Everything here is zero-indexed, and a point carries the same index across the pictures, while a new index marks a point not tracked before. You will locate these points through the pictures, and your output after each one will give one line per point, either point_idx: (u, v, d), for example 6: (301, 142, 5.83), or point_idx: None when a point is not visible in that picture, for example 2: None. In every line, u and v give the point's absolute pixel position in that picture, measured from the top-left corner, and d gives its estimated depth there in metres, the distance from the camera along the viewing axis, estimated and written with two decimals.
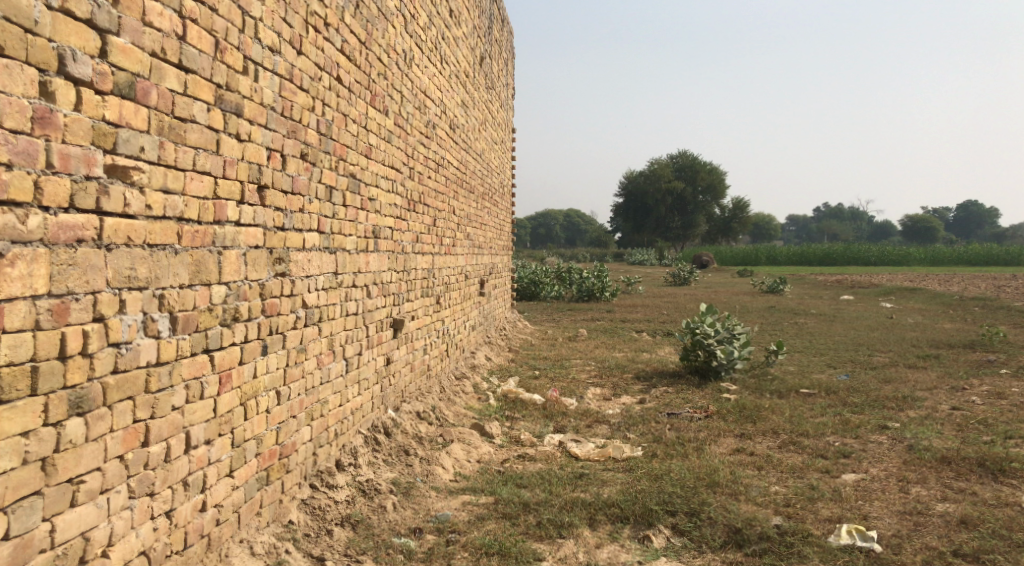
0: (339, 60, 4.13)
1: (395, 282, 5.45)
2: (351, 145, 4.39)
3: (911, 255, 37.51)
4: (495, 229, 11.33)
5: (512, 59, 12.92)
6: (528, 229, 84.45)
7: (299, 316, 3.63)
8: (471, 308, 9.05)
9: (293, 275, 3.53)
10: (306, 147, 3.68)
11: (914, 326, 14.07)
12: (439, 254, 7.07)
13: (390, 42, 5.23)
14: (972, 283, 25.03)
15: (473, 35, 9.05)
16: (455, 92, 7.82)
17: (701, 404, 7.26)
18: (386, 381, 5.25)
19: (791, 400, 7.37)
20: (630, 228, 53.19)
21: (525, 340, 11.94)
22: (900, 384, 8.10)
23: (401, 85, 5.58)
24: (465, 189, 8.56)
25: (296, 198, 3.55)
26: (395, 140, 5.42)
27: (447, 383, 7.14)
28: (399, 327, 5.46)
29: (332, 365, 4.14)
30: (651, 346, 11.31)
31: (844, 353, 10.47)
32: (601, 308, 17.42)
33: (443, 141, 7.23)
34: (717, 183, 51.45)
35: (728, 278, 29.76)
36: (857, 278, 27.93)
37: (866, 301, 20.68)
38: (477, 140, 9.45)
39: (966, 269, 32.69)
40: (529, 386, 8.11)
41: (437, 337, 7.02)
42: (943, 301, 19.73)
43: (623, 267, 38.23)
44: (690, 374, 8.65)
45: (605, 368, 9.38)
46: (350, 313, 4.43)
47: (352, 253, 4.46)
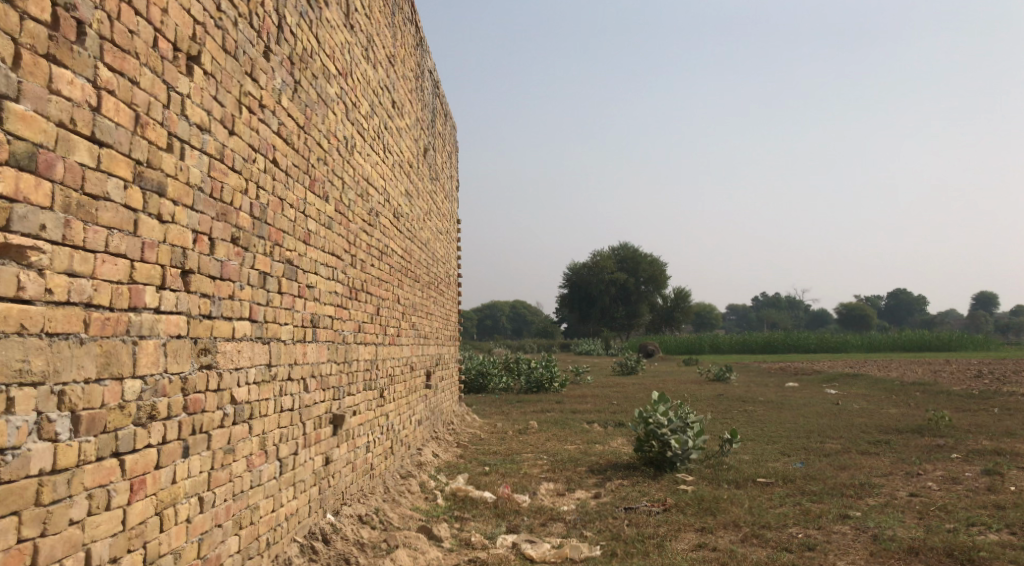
0: (274, 143, 4.00)
1: (334, 374, 5.16)
2: (288, 231, 4.21)
3: (849, 342, 38.52)
4: (442, 319, 11.13)
5: (456, 151, 13.08)
6: (475, 321, 84.31)
7: (226, 413, 3.32)
8: (418, 402, 8.72)
9: (219, 367, 3.25)
10: (238, 231, 3.47)
11: (860, 412, 14.16)
12: (383, 345, 6.80)
13: (331, 128, 5.15)
14: (910, 367, 25.71)
15: (417, 126, 9.12)
16: (399, 181, 7.77)
17: (658, 497, 7.01)
18: (325, 482, 4.87)
19: (748, 491, 7.16)
20: (576, 319, 53.53)
21: (473, 434, 11.55)
22: (856, 471, 8.00)
23: (342, 171, 5.46)
24: (410, 279, 8.40)
25: (225, 284, 3.32)
26: (336, 227, 5.25)
27: (391, 482, 6.73)
28: (339, 423, 5.13)
29: (264, 466, 3.79)
30: (603, 438, 11.04)
31: (796, 440, 10.38)
32: (550, 399, 17.15)
33: (387, 230, 7.11)
34: (660, 273, 52.51)
35: (674, 367, 29.91)
36: (800, 366, 28.38)
37: (811, 388, 20.85)
38: (422, 230, 9.37)
39: (902, 355, 33.65)
40: (478, 483, 7.72)
41: (381, 433, 6.66)
42: (886, 386, 20.05)
43: (570, 358, 38.14)
44: (644, 466, 8.39)
45: (557, 461, 9.05)
46: (284, 409, 4.11)
47: (287, 344, 4.19)
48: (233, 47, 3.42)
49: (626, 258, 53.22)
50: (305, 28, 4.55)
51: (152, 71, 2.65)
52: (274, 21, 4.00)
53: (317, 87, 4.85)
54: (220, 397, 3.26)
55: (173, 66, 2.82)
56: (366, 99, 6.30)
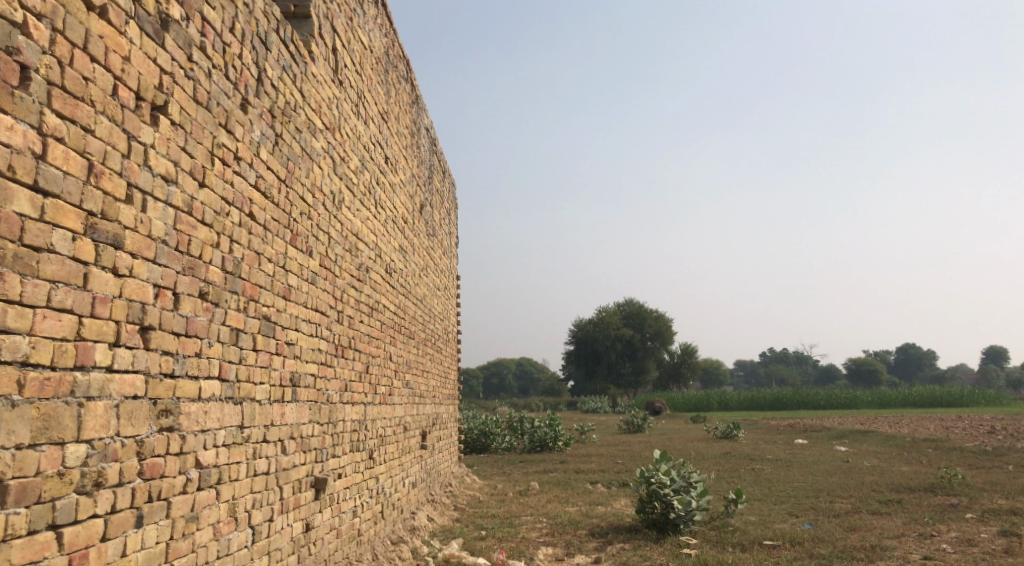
0: (252, 196, 3.93)
1: (317, 436, 4.96)
2: (266, 286, 4.10)
3: (858, 397, 37.91)
4: (439, 376, 10.92)
5: (455, 208, 13.08)
6: (479, 379, 83.66)
7: (190, 479, 3.11)
8: (411, 463, 8.47)
9: (182, 429, 3.06)
10: (207, 285, 3.35)
11: (871, 470, 13.75)
12: (373, 403, 6.62)
13: (316, 182, 5.10)
14: (922, 423, 25.18)
15: (413, 182, 9.11)
16: (392, 237, 7.71)
17: (660, 561, 6.70)
18: (305, 550, 4.62)
19: (754, 554, 6.84)
20: (582, 376, 53.01)
21: (472, 496, 11.21)
22: (866, 532, 7.66)
23: (328, 225, 5.39)
24: (404, 336, 8.24)
25: (191, 341, 3.18)
26: (320, 282, 5.15)
27: (380, 549, 6.44)
28: (321, 486, 4.90)
29: (235, 534, 3.56)
30: (606, 499, 10.68)
31: (805, 500, 10.01)
32: (553, 459, 16.76)
33: (378, 285, 7.01)
34: (665, 329, 52.17)
35: (681, 424, 29.37)
36: (809, 422, 27.84)
37: (821, 445, 20.37)
38: (417, 286, 9.28)
39: (914, 410, 33.05)
40: (473, 548, 7.40)
41: (370, 497, 6.40)
42: (897, 443, 19.58)
43: (575, 416, 37.56)
44: (647, 528, 8.06)
45: (557, 524, 8.72)
46: (258, 473, 3.90)
47: (263, 404, 4.02)
48: (205, 98, 3.38)
49: (630, 314, 52.99)
50: (288, 82, 4.54)
51: (110, 119, 2.60)
52: (253, 74, 3.97)
53: (302, 141, 4.82)
54: (183, 461, 3.06)
55: (135, 116, 2.77)
56: (356, 154, 6.28)
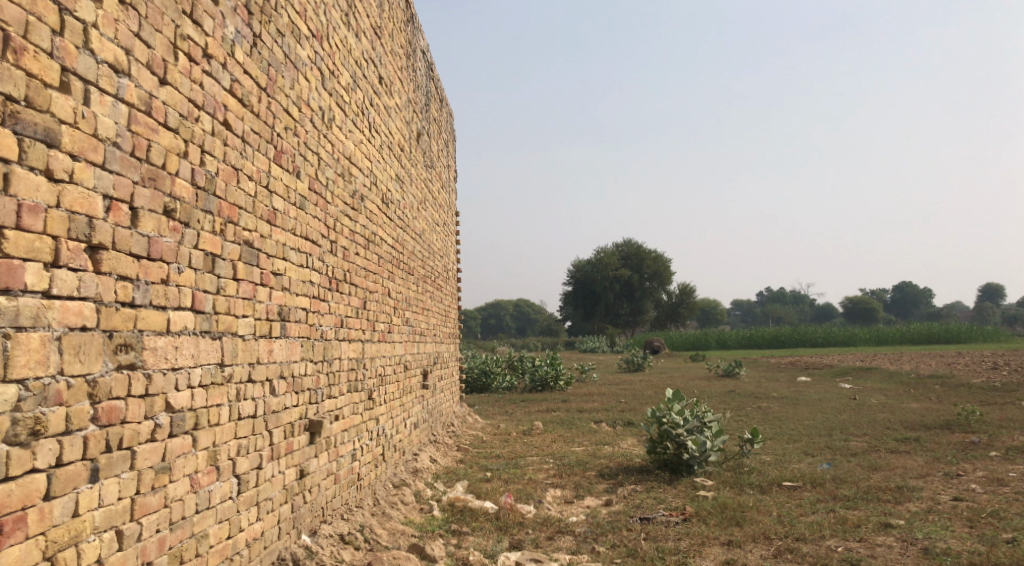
0: (226, 103, 3.40)
1: (310, 375, 4.54)
2: (246, 207, 3.60)
3: (857, 335, 37.81)
4: (439, 315, 10.52)
5: (452, 140, 12.45)
6: (478, 320, 83.72)
7: (159, 424, 2.68)
8: (413, 403, 8.11)
9: (146, 367, 2.61)
10: (173, 202, 2.85)
11: (880, 407, 13.51)
12: (371, 341, 6.20)
13: (302, 96, 4.56)
14: (923, 360, 25.08)
15: (409, 108, 8.52)
16: (388, 164, 7.17)
17: (676, 504, 6.38)
18: (299, 498, 4.25)
19: (773, 496, 6.53)
20: (581, 316, 52.91)
21: (475, 437, 10.93)
22: (888, 472, 7.37)
23: (317, 145, 4.86)
24: (402, 271, 7.78)
25: (155, 265, 2.70)
26: (310, 208, 4.66)
27: (381, 494, 6.12)
28: (316, 430, 4.51)
29: (216, 485, 3.15)
30: (613, 439, 10.39)
31: (818, 438, 9.73)
32: (556, 397, 16.53)
33: (375, 216, 6.53)
34: (664, 269, 51.74)
35: (681, 363, 29.25)
36: (809, 360, 27.70)
37: (824, 383, 20.20)
38: (416, 219, 8.77)
39: (915, 348, 32.95)
40: (478, 491, 7.08)
41: (370, 439, 6.04)
42: (902, 380, 19.36)
43: (575, 356, 37.40)
44: (659, 469, 7.77)
45: (563, 465, 8.42)
46: (242, 416, 3.49)
47: (246, 340, 3.58)
48: None
49: (629, 254, 52.50)
50: None
51: None
52: None
53: (285, 46, 4.25)
54: (150, 404, 2.62)
55: None
56: (347, 69, 5.70)
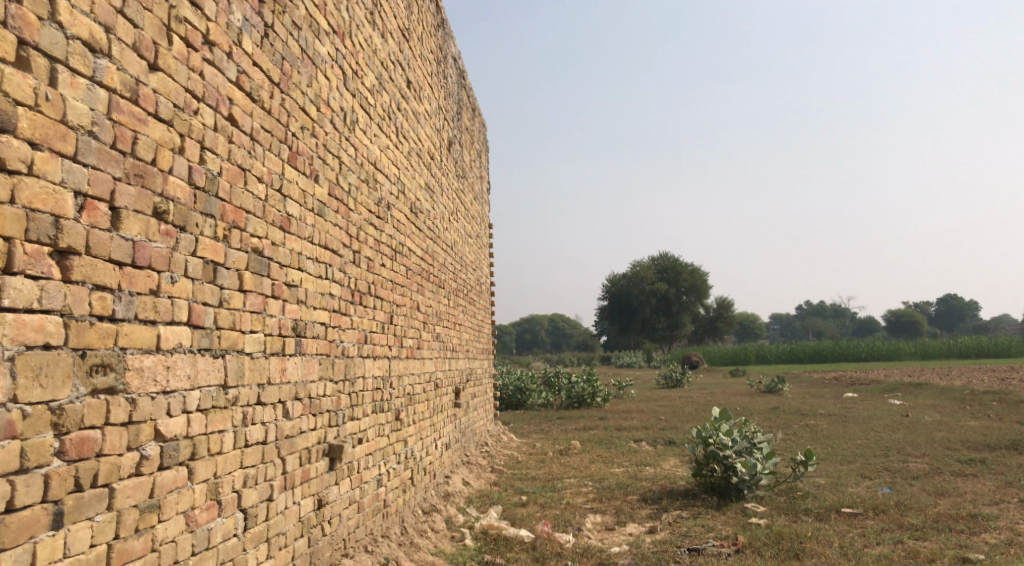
0: (232, 96, 3.09)
1: (330, 396, 4.19)
2: (255, 212, 3.28)
3: (902, 349, 36.53)
4: (472, 330, 10.17)
5: (484, 150, 12.12)
6: (513, 336, 83.28)
7: (145, 456, 2.33)
8: (444, 423, 7.74)
9: (130, 391, 2.27)
10: (165, 202, 2.52)
11: (937, 425, 12.76)
12: (398, 357, 5.87)
13: (321, 94, 4.24)
14: (975, 375, 23.99)
15: (440, 116, 8.22)
16: (417, 172, 6.87)
17: (727, 534, 5.89)
18: (317, 530, 3.89)
19: (833, 525, 6.00)
20: (616, 331, 52.18)
21: (510, 456, 10.51)
22: (957, 498, 6.77)
23: (338, 147, 4.55)
24: (432, 285, 7.44)
25: (143, 274, 2.37)
26: (330, 215, 4.33)
27: (410, 521, 5.75)
28: (336, 455, 4.15)
29: (218, 522, 2.80)
30: (654, 459, 9.89)
31: (874, 459, 9.12)
32: (593, 415, 16.04)
33: (403, 226, 6.21)
34: (700, 282, 50.81)
35: (721, 379, 28.46)
36: (855, 375, 26.71)
37: (873, 399, 19.35)
38: (447, 230, 8.44)
39: (965, 362, 31.68)
40: (513, 517, 6.65)
41: (397, 463, 5.68)
42: (956, 396, 18.46)
43: (611, 372, 36.68)
44: (706, 493, 7.28)
45: (603, 488, 7.95)
46: (250, 443, 3.14)
47: (255, 357, 3.23)
48: None
49: (665, 268, 51.71)
50: None
51: None
52: None
53: (301, 40, 3.95)
54: (135, 433, 2.28)
55: None
56: (372, 70, 5.40)
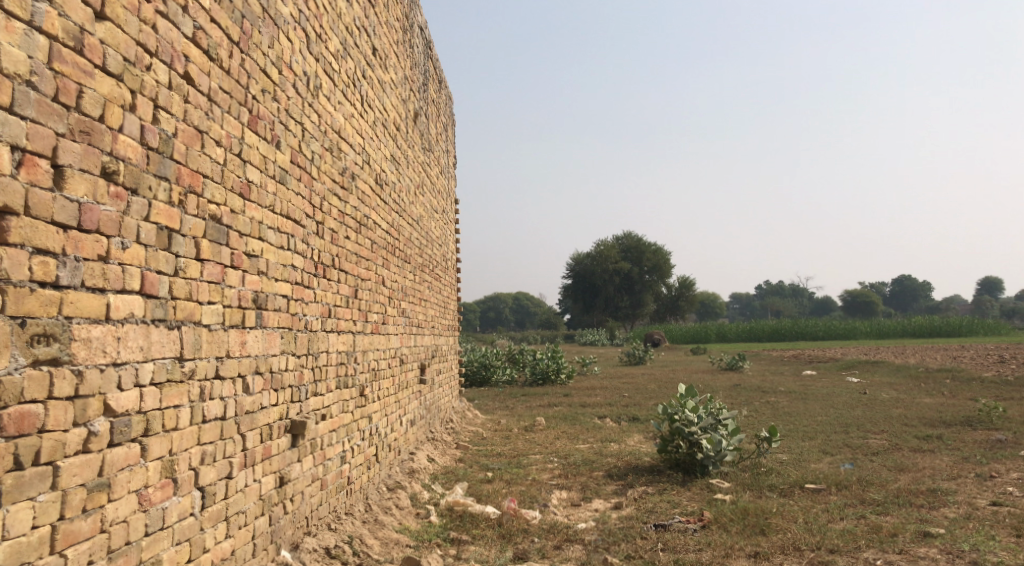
0: (188, 53, 2.90)
1: (292, 371, 4.06)
2: (212, 177, 3.11)
3: (859, 328, 37.33)
4: (438, 306, 10.04)
5: (451, 124, 11.92)
6: (477, 313, 83.23)
7: (94, 432, 2.20)
8: (409, 400, 7.63)
9: (76, 362, 2.13)
10: (116, 162, 2.34)
11: (893, 402, 13.04)
12: (363, 332, 5.73)
13: (283, 57, 4.05)
14: (928, 354, 24.61)
15: (406, 86, 8.02)
16: (382, 143, 6.69)
17: (693, 510, 5.91)
18: (279, 509, 3.78)
19: (796, 500, 6.06)
20: (580, 309, 52.43)
21: (475, 433, 10.47)
22: (916, 473, 6.89)
23: (301, 113, 4.36)
24: (398, 259, 7.30)
25: (91, 238, 2.21)
26: (292, 184, 4.17)
27: (374, 498, 5.66)
28: (298, 431, 4.03)
29: (173, 501, 2.67)
30: (619, 436, 9.93)
31: (834, 436, 9.27)
32: (557, 391, 16.06)
33: (368, 197, 6.05)
34: (664, 261, 51.23)
35: (683, 356, 28.78)
36: (813, 353, 27.21)
37: (830, 376, 19.76)
38: (413, 204, 8.28)
39: (918, 341, 32.48)
40: (479, 493, 6.60)
41: (361, 440, 5.56)
42: (911, 374, 18.89)
43: (575, 349, 36.84)
44: (671, 469, 7.32)
45: (569, 464, 7.95)
46: (207, 418, 3.00)
47: (213, 330, 3.08)
48: None
49: (630, 246, 51.99)
50: None
51: None
52: None
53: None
54: (82, 408, 2.14)
55: None
56: (336, 34, 5.20)
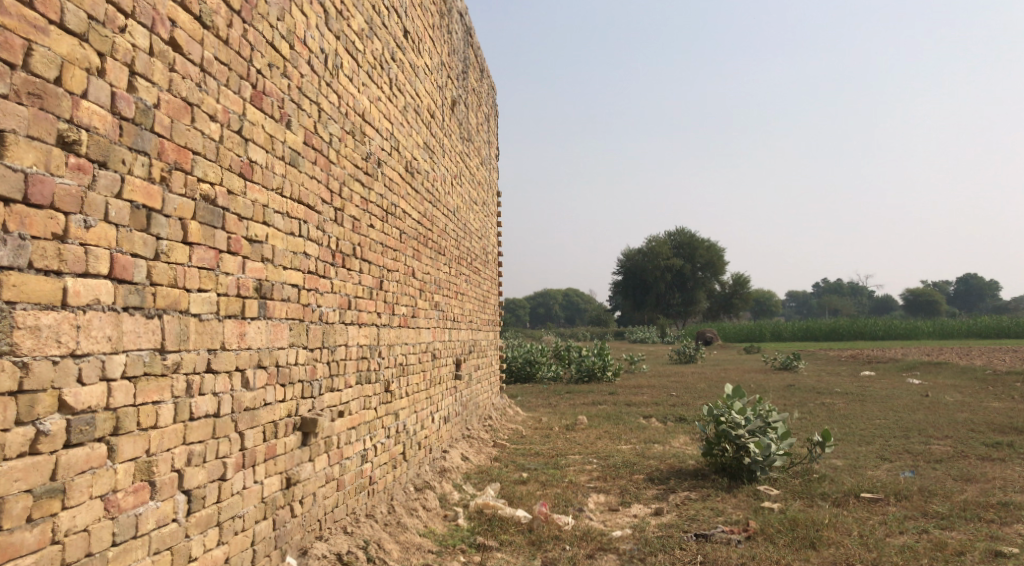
0: (174, 17, 2.67)
1: (302, 365, 3.82)
2: (205, 154, 2.87)
3: (921, 328, 35.84)
4: (477, 300, 9.78)
5: (493, 115, 11.65)
6: (526, 309, 83.00)
7: (43, 432, 2.02)
8: (443, 396, 7.38)
9: (19, 354, 1.96)
10: (75, 130, 2.14)
11: (957, 406, 12.29)
12: (389, 325, 5.49)
13: (295, 31, 3.81)
14: (994, 355, 23.38)
15: (443, 72, 7.77)
16: (414, 129, 6.44)
17: (737, 518, 5.51)
18: (284, 512, 3.54)
19: (851, 511, 5.59)
20: (630, 306, 51.68)
21: (514, 431, 10.17)
22: (984, 484, 6.33)
23: (316, 91, 4.12)
24: (431, 250, 7.05)
25: (41, 214, 2.03)
26: (305, 166, 3.93)
27: (399, 499, 5.41)
28: (309, 429, 3.79)
29: (149, 506, 2.45)
30: (663, 437, 9.51)
31: (894, 441, 8.69)
32: (602, 389, 15.65)
33: (397, 185, 5.81)
34: (716, 258, 50.18)
35: (734, 355, 27.98)
36: (871, 353, 26.11)
37: (890, 377, 18.87)
38: (449, 194, 8.03)
39: (986, 342, 30.95)
40: (511, 495, 6.30)
41: (386, 438, 5.32)
42: (977, 376, 17.89)
43: (624, 346, 36.22)
44: (716, 474, 6.92)
45: (609, 466, 7.59)
46: (196, 416, 2.77)
47: (204, 319, 2.85)
48: None
49: (681, 243, 51.06)
50: None
51: None
52: None
53: None
54: (26, 406, 1.98)
55: None
56: (361, 12, 4.95)
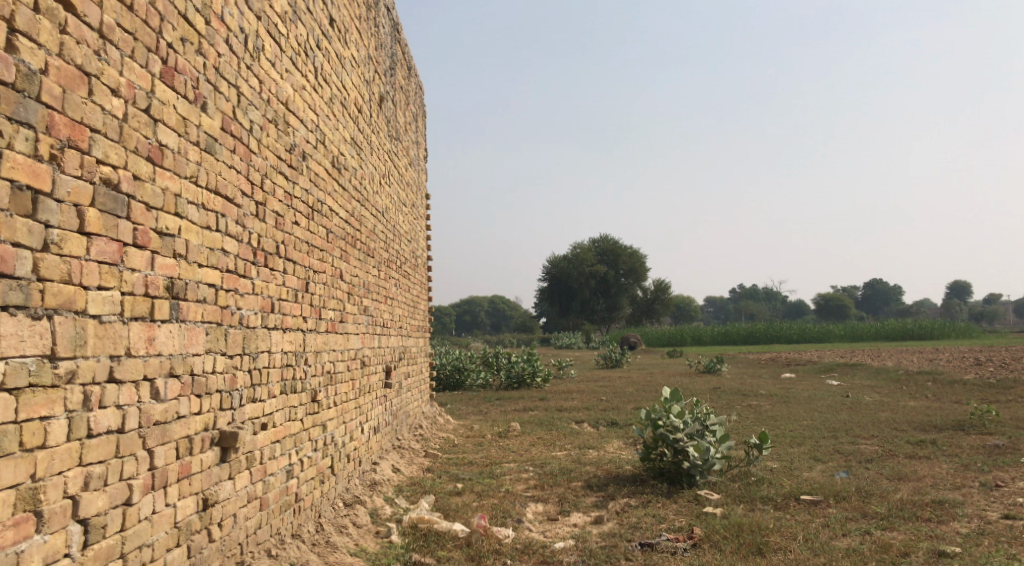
0: None
1: (221, 373, 3.45)
2: (107, 132, 2.52)
3: (833, 331, 37.24)
4: (407, 305, 9.45)
5: (421, 115, 11.32)
6: (452, 317, 82.47)
7: None
8: (372, 405, 7.02)
9: None
10: None
11: (877, 405, 12.65)
12: (316, 330, 5.13)
13: (211, 5, 3.46)
14: (904, 356, 24.35)
15: (370, 67, 7.43)
16: (341, 123, 6.10)
17: (680, 525, 5.38)
18: (201, 537, 3.17)
19: (793, 514, 5.55)
20: (556, 313, 51.94)
21: (446, 440, 9.86)
22: (916, 483, 6.42)
23: (235, 73, 3.76)
24: (360, 252, 6.70)
25: None
26: (222, 155, 3.56)
27: (327, 517, 5.06)
28: (228, 444, 3.42)
29: (33, 541, 2.11)
30: (598, 442, 9.38)
31: (824, 441, 8.80)
32: (533, 396, 15.47)
33: (323, 181, 5.46)
34: (639, 265, 51.02)
35: (659, 359, 28.34)
36: (790, 356, 26.86)
37: (810, 379, 19.40)
38: (378, 194, 7.69)
39: (895, 344, 32.35)
40: (447, 508, 6.01)
41: (313, 451, 4.95)
42: (890, 376, 18.61)
43: (551, 352, 36.20)
44: (655, 479, 6.81)
45: (546, 474, 7.39)
46: (96, 433, 2.40)
47: (106, 321, 2.48)
48: None
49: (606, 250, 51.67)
50: None
51: None
52: None
53: None
54: None
55: None
56: None
